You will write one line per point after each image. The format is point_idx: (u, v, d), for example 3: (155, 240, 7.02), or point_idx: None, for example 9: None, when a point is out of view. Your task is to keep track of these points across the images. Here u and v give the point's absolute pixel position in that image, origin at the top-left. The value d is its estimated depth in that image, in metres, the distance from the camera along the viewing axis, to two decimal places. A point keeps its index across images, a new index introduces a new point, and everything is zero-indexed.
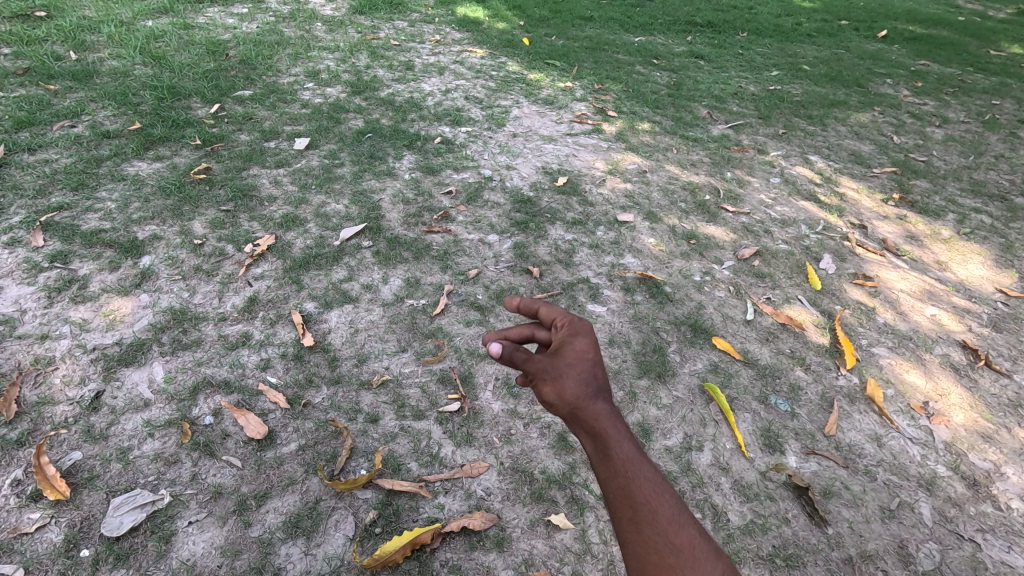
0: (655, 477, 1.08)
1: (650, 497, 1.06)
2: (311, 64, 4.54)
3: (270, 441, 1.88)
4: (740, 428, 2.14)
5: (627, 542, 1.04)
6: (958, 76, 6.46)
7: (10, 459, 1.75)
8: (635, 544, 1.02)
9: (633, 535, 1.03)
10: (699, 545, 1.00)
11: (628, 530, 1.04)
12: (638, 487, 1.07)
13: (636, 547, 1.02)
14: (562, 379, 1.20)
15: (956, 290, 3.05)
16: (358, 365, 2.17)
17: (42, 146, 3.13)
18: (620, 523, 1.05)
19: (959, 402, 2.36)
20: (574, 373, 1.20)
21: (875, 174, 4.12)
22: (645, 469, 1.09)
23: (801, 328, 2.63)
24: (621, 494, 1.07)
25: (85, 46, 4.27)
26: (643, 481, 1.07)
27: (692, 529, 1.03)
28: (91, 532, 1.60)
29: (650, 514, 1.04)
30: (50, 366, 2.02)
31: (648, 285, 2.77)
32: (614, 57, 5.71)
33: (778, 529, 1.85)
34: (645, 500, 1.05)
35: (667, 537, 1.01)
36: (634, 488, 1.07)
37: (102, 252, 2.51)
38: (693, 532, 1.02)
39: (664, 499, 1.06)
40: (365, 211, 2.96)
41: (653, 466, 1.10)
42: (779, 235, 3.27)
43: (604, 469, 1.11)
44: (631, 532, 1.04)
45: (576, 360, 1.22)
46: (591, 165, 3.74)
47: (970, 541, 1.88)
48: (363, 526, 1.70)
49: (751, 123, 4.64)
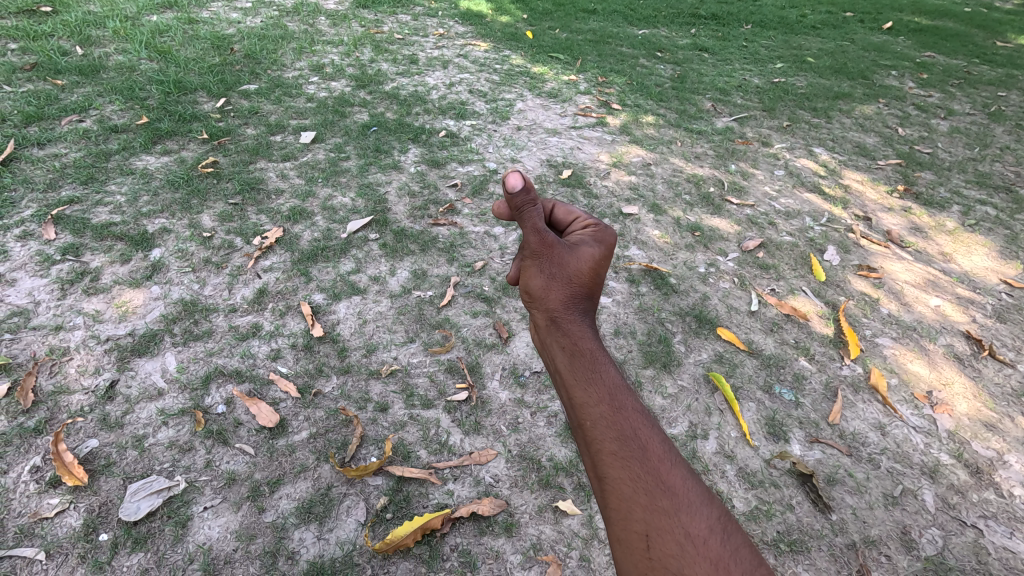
0: (643, 417, 1.21)
1: (642, 438, 1.18)
2: (315, 58, 4.55)
3: (282, 429, 1.92)
4: (745, 417, 2.17)
5: (614, 479, 1.14)
6: (964, 68, 6.44)
7: (28, 446, 1.78)
8: (625, 481, 1.13)
9: (623, 472, 1.14)
10: (691, 487, 1.12)
11: (617, 466, 1.15)
12: (630, 427, 1.19)
13: (625, 484, 1.12)
14: (562, 279, 1.41)
15: (961, 281, 3.06)
16: (367, 355, 2.20)
17: (51, 141, 3.15)
18: (608, 459, 1.16)
19: (962, 392, 2.38)
20: (574, 281, 1.41)
21: (880, 166, 4.13)
22: (634, 406, 1.22)
23: (805, 318, 2.65)
24: (612, 428, 1.19)
25: (91, 41, 4.30)
26: (633, 421, 1.20)
27: (681, 472, 1.14)
28: (110, 516, 1.63)
29: (642, 454, 1.15)
30: (65, 357, 2.05)
31: (653, 276, 2.79)
32: (618, 50, 5.71)
33: (782, 515, 1.87)
34: (636, 441, 1.17)
35: (660, 479, 1.12)
36: (626, 427, 1.19)
37: (113, 245, 2.54)
38: (682, 474, 1.14)
39: (653, 440, 1.18)
40: (371, 204, 2.98)
41: (640, 405, 1.24)
42: (783, 227, 3.28)
43: (592, 397, 1.24)
44: (620, 469, 1.14)
45: (578, 272, 1.41)
46: (595, 157, 3.75)
47: (972, 527, 1.91)
48: (375, 511, 1.74)
49: (755, 116, 4.64)
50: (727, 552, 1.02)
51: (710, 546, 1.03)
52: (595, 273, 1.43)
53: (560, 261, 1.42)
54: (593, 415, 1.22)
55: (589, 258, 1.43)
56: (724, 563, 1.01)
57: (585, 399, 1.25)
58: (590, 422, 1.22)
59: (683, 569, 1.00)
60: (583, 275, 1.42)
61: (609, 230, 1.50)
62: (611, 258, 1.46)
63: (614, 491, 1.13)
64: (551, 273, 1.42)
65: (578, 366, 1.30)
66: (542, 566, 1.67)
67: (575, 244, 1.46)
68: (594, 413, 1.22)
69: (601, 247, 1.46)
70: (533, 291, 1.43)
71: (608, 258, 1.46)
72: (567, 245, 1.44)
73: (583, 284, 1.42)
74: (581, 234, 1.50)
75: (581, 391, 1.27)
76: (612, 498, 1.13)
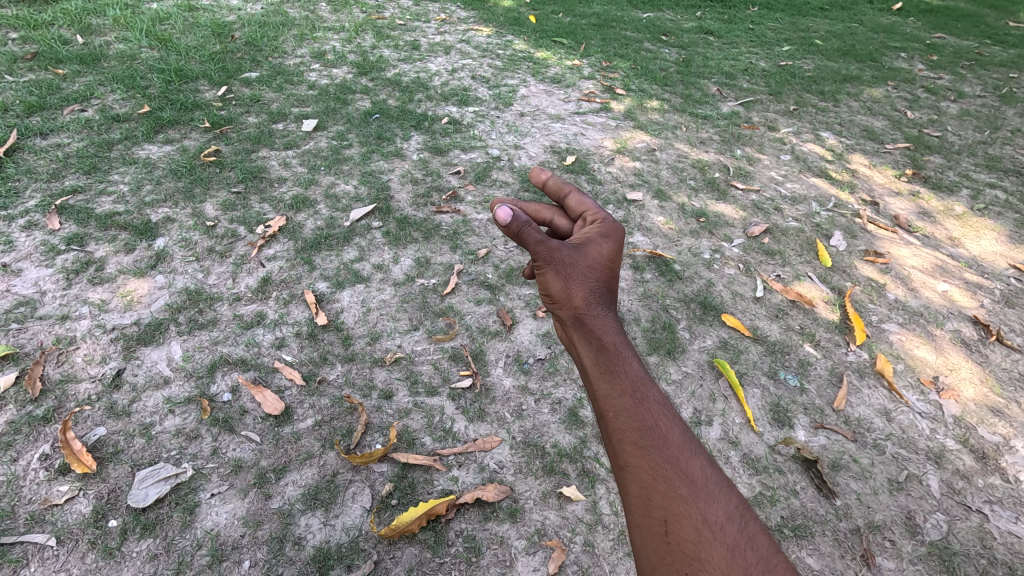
0: (664, 408, 1.21)
1: (662, 428, 1.17)
2: (316, 45, 4.51)
3: (287, 417, 1.93)
4: (749, 403, 2.16)
5: (634, 467, 1.14)
6: (975, 49, 6.32)
7: (36, 435, 1.80)
8: (645, 469, 1.13)
9: (643, 461, 1.14)
10: (710, 476, 1.12)
11: (637, 455, 1.15)
12: (651, 417, 1.19)
13: (644, 472, 1.13)
14: (578, 277, 1.38)
15: (969, 266, 3.03)
16: (371, 344, 2.21)
17: (54, 131, 3.15)
18: (628, 447, 1.16)
19: (969, 377, 2.37)
20: (592, 276, 1.39)
21: (889, 150, 4.07)
22: (656, 397, 1.22)
23: (811, 304, 2.63)
24: (634, 419, 1.19)
25: (92, 30, 4.27)
26: (654, 412, 1.20)
27: (701, 461, 1.14)
28: (119, 503, 1.65)
29: (663, 443, 1.15)
30: (71, 346, 2.06)
31: (657, 263, 2.77)
32: (622, 34, 5.63)
33: (786, 501, 1.87)
34: (657, 430, 1.17)
35: (679, 468, 1.12)
36: (647, 417, 1.19)
37: (117, 235, 2.54)
38: (702, 463, 1.14)
39: (674, 430, 1.17)
40: (374, 192, 2.97)
41: (662, 396, 1.23)
42: (789, 213, 3.25)
43: (615, 389, 1.24)
44: (640, 458, 1.14)
45: (594, 265, 1.40)
46: (599, 143, 3.71)
47: (977, 512, 1.91)
48: (380, 498, 1.75)
49: (761, 100, 4.58)
50: (744, 540, 1.03)
51: (727, 533, 1.03)
52: (610, 266, 1.42)
53: (571, 261, 1.39)
54: (615, 406, 1.22)
55: (602, 252, 1.41)
56: (741, 551, 1.01)
57: (608, 392, 1.25)
58: (612, 413, 1.22)
59: (700, 554, 1.01)
60: (596, 269, 1.41)
61: (614, 222, 1.48)
62: (623, 249, 1.44)
63: (633, 479, 1.13)
64: (569, 272, 1.38)
65: (602, 360, 1.29)
66: (546, 551, 1.68)
67: (582, 242, 1.43)
68: (617, 404, 1.22)
69: (611, 241, 1.44)
70: (553, 295, 1.39)
71: (620, 251, 1.44)
72: (573, 245, 1.42)
73: (600, 278, 1.40)
74: (587, 230, 1.48)
75: (603, 384, 1.26)
76: (632, 485, 1.13)
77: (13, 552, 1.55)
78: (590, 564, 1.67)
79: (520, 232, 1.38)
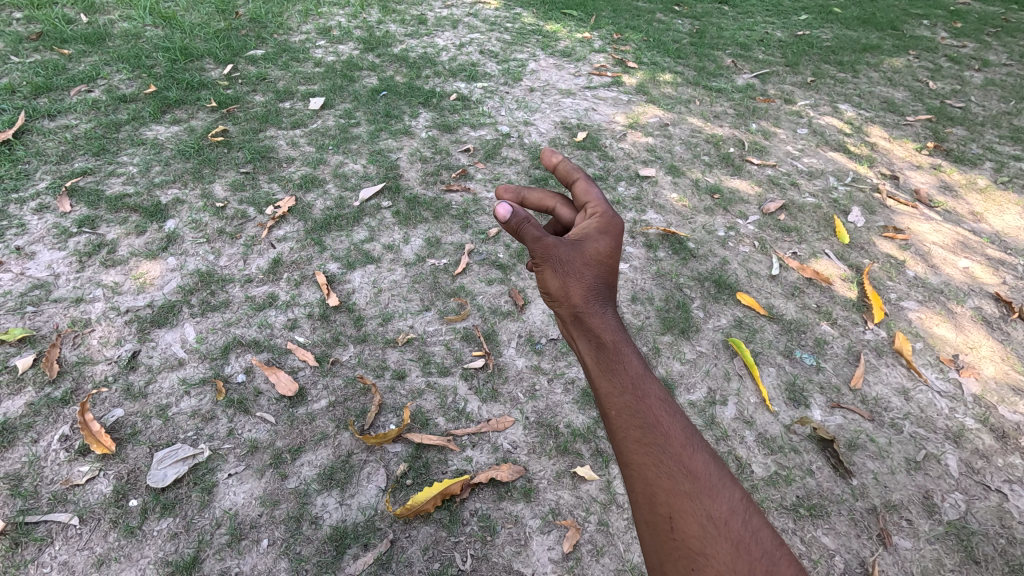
0: (666, 405, 1.19)
1: (664, 425, 1.16)
2: (322, 21, 4.43)
3: (301, 398, 1.94)
4: (765, 383, 2.14)
5: (639, 465, 1.13)
6: (1001, 15, 6.10)
7: (56, 416, 1.82)
8: (650, 467, 1.11)
9: (646, 458, 1.12)
10: (713, 470, 1.11)
11: (641, 453, 1.13)
12: (652, 414, 1.17)
13: (648, 469, 1.11)
14: (577, 274, 1.34)
15: (991, 242, 2.95)
16: (383, 324, 2.20)
17: (62, 112, 3.13)
18: (630, 445, 1.14)
19: (989, 355, 2.32)
20: (589, 273, 1.34)
21: (909, 122, 3.95)
22: (657, 394, 1.20)
23: (828, 282, 2.58)
24: (636, 416, 1.17)
25: (95, 8, 4.22)
26: (655, 408, 1.18)
27: (704, 456, 1.13)
28: (139, 483, 1.68)
29: (665, 441, 1.13)
30: (87, 328, 2.08)
31: (671, 240, 2.72)
32: (634, 5, 5.47)
33: (802, 480, 1.86)
34: (659, 427, 1.15)
35: (683, 465, 1.10)
36: (648, 414, 1.17)
37: (127, 217, 2.54)
38: (705, 458, 1.12)
39: (676, 426, 1.16)
40: (383, 171, 2.94)
41: (663, 391, 1.21)
42: (806, 189, 3.18)
43: (616, 386, 1.22)
44: (644, 455, 1.13)
45: (592, 261, 1.35)
46: (611, 119, 3.63)
47: (996, 491, 1.88)
48: (395, 478, 1.76)
49: (778, 71, 4.45)
50: (749, 534, 1.02)
51: (731, 528, 1.02)
52: (609, 262, 1.37)
53: (569, 258, 1.34)
54: (616, 404, 1.20)
55: (599, 251, 1.36)
56: (746, 545, 1.00)
57: (609, 389, 1.22)
58: (615, 411, 1.20)
59: (705, 550, 1.00)
60: (592, 265, 1.36)
61: (613, 216, 1.43)
62: (621, 246, 1.40)
63: (639, 477, 1.12)
64: (566, 271, 1.33)
65: (604, 359, 1.26)
66: (560, 530, 1.69)
67: (580, 238, 1.39)
68: (618, 402, 1.20)
69: (609, 237, 1.39)
70: (552, 291, 1.34)
71: (619, 247, 1.40)
72: (571, 240, 1.37)
73: (598, 275, 1.35)
74: (585, 224, 1.43)
75: (606, 382, 1.23)
76: (637, 482, 1.12)
77: (37, 531, 1.58)
78: (604, 544, 1.67)
79: (519, 229, 1.34)
